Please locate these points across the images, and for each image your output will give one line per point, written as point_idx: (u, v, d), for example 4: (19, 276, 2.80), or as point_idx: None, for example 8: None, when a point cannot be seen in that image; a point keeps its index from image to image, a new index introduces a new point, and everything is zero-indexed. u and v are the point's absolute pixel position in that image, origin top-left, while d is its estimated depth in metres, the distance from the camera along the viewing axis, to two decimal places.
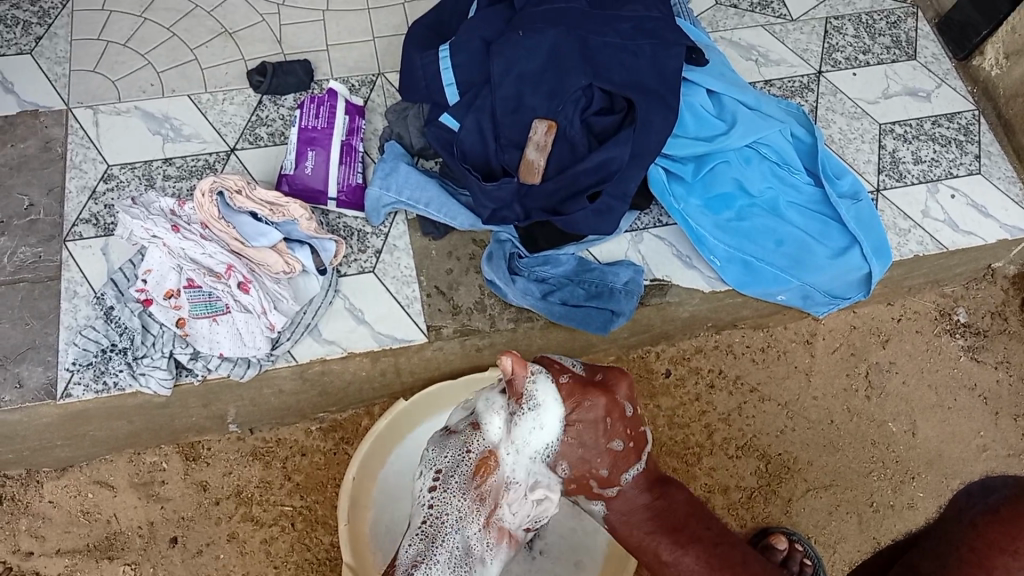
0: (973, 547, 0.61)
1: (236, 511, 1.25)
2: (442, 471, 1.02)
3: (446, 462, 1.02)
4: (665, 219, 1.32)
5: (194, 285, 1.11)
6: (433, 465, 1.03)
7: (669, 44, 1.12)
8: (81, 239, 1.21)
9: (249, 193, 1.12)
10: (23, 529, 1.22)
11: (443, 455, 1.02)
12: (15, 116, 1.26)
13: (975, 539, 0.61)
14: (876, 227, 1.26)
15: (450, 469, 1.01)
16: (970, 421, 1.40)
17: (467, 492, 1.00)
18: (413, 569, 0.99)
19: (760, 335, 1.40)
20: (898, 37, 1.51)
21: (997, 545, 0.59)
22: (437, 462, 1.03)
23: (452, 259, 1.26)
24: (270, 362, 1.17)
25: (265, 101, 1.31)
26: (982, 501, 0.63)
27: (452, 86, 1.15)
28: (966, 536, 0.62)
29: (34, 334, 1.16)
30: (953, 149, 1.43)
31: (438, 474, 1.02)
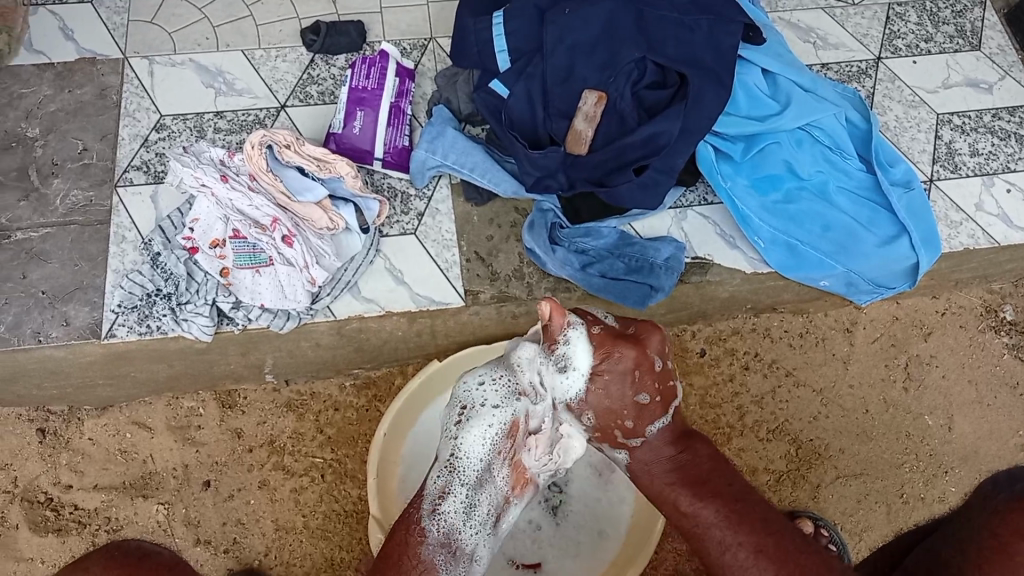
0: (995, 534, 0.60)
1: (268, 459, 1.28)
2: (472, 409, 0.95)
3: (471, 399, 0.95)
4: (711, 197, 1.30)
5: (239, 236, 1.13)
6: (462, 401, 0.96)
7: (727, 20, 1.10)
8: (131, 186, 1.23)
9: (297, 148, 1.13)
10: (63, 462, 1.26)
11: (485, 389, 0.95)
12: (74, 62, 1.29)
13: (999, 526, 0.60)
14: (928, 217, 1.23)
15: (489, 411, 0.94)
16: (1008, 421, 1.38)
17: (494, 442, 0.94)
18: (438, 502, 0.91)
19: (800, 320, 1.39)
20: (962, 27, 1.46)
21: (1020, 532, 0.58)
22: (472, 397, 0.95)
23: (493, 226, 1.26)
24: (309, 315, 1.18)
25: (317, 60, 1.32)
26: (1008, 495, 0.62)
27: (503, 53, 1.14)
28: (988, 524, 0.61)
29: (81, 276, 1.18)
30: (1013, 143, 1.39)
31: (464, 409, 0.95)
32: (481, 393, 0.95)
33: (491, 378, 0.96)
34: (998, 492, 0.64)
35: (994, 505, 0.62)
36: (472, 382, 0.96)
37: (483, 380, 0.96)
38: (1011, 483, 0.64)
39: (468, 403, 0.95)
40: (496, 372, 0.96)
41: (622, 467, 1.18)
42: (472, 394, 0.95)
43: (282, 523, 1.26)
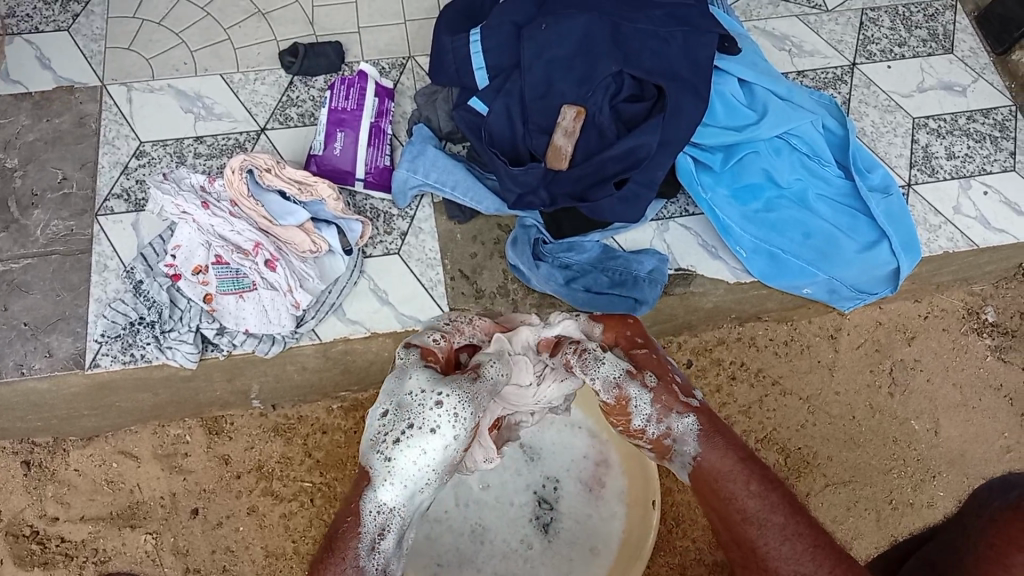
0: (991, 543, 0.60)
1: (257, 485, 1.26)
2: (417, 429, 0.70)
3: (424, 416, 0.70)
4: (693, 208, 1.32)
5: (222, 261, 1.14)
6: (408, 415, 0.71)
7: (703, 31, 1.12)
8: (112, 214, 1.23)
9: (278, 171, 1.13)
10: (49, 495, 1.24)
11: (455, 410, 0.71)
12: (51, 90, 1.28)
13: (994, 536, 0.60)
14: (906, 222, 1.25)
15: (455, 425, 0.71)
16: (993, 422, 1.39)
17: (445, 469, 0.72)
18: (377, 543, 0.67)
19: (784, 328, 1.38)
20: (935, 31, 1.48)
21: (1014, 543, 0.58)
22: (438, 411, 0.71)
23: (477, 243, 1.26)
24: (294, 339, 1.18)
25: (296, 81, 1.32)
26: (1002, 503, 0.61)
27: (481, 70, 1.14)
28: (984, 532, 0.61)
29: (64, 306, 1.18)
30: (988, 145, 1.41)
31: (410, 429, 0.70)
32: (438, 417, 0.70)
33: (456, 399, 0.71)
34: (993, 499, 0.63)
35: (989, 514, 0.62)
36: (428, 401, 0.71)
37: (445, 402, 0.71)
38: (1006, 490, 0.63)
39: (420, 423, 0.70)
40: (461, 388, 0.72)
41: (613, 482, 1.16)
42: (428, 415, 0.70)
43: (271, 551, 1.25)
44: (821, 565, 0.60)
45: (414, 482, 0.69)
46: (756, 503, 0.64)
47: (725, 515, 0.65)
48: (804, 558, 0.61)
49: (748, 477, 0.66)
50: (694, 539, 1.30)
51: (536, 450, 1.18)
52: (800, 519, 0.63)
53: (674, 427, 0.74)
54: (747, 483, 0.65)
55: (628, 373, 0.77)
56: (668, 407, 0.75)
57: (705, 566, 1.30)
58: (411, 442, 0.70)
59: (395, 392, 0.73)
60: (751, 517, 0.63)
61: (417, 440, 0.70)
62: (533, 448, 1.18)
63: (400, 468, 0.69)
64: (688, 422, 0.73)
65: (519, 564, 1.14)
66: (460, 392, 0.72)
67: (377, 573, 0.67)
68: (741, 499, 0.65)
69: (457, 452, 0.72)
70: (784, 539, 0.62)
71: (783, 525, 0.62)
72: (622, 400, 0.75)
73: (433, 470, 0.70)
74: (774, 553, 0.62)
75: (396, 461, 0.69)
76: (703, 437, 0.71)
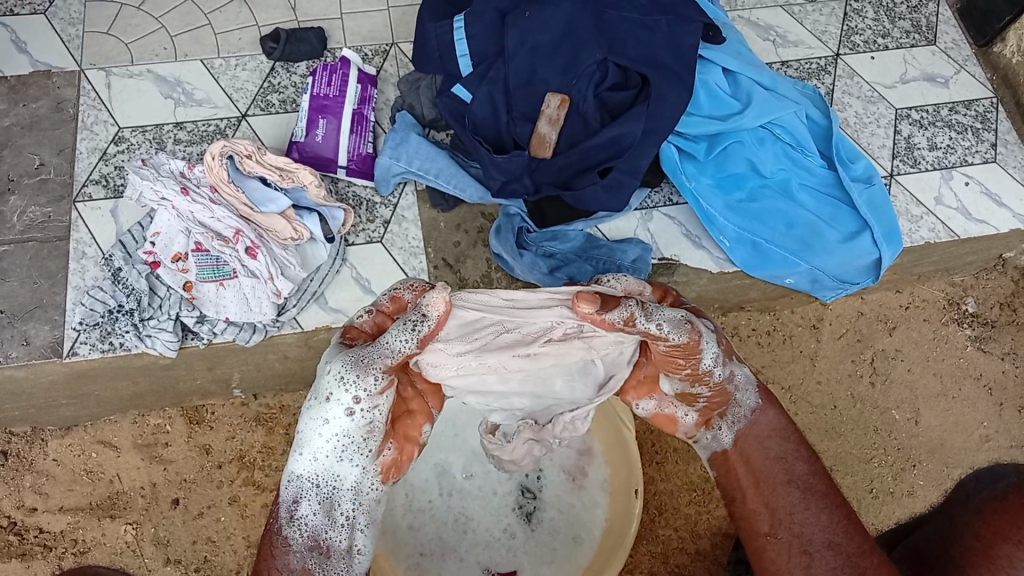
0: (978, 535, 0.61)
1: (238, 475, 1.25)
2: (314, 399, 0.73)
3: (317, 386, 0.73)
4: (676, 197, 1.31)
5: (202, 249, 1.12)
6: (311, 389, 0.74)
7: (687, 20, 1.11)
8: (90, 201, 1.21)
9: (259, 158, 1.13)
10: (27, 485, 1.22)
11: (337, 373, 0.72)
12: (28, 75, 1.26)
13: (980, 527, 0.61)
14: (889, 212, 1.25)
15: (336, 390, 0.72)
16: (973, 411, 1.40)
17: (367, 439, 0.73)
18: (292, 509, 0.74)
19: (767, 318, 1.39)
20: (918, 23, 1.48)
21: (1001, 534, 0.59)
22: (325, 375, 0.73)
23: (460, 232, 1.26)
24: (275, 328, 1.17)
25: (278, 68, 1.31)
26: (990, 492, 0.63)
27: (465, 57, 1.14)
28: (972, 523, 0.62)
29: (41, 293, 1.16)
30: (969, 136, 1.42)
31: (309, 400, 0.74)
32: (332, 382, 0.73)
33: (342, 365, 0.73)
34: (981, 489, 0.64)
35: (976, 504, 0.63)
36: (321, 370, 0.74)
37: (333, 367, 0.73)
38: (993, 481, 0.64)
39: (316, 392, 0.73)
40: (353, 354, 0.73)
41: (595, 471, 1.17)
42: (323, 385, 0.73)
43: (253, 541, 1.24)
44: (852, 538, 0.70)
45: (326, 455, 0.73)
46: (800, 470, 0.76)
47: (764, 479, 0.77)
48: (835, 527, 0.71)
49: (792, 444, 0.80)
50: (677, 527, 1.30)
51: None
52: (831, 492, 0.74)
53: (735, 375, 0.84)
54: (791, 462, 0.77)
55: (692, 314, 0.80)
56: (729, 352, 0.84)
57: (688, 555, 1.30)
58: (310, 414, 0.73)
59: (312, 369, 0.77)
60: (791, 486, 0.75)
61: (314, 411, 0.73)
62: None
63: (307, 440, 0.73)
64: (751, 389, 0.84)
65: (501, 550, 1.14)
66: (354, 359, 0.73)
67: (301, 537, 0.74)
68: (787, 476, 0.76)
69: (370, 416, 0.73)
70: (821, 508, 0.73)
71: (822, 493, 0.74)
72: (694, 336, 0.79)
73: (338, 437, 0.72)
74: (803, 517, 0.73)
75: (301, 433, 0.73)
76: (758, 395, 0.84)
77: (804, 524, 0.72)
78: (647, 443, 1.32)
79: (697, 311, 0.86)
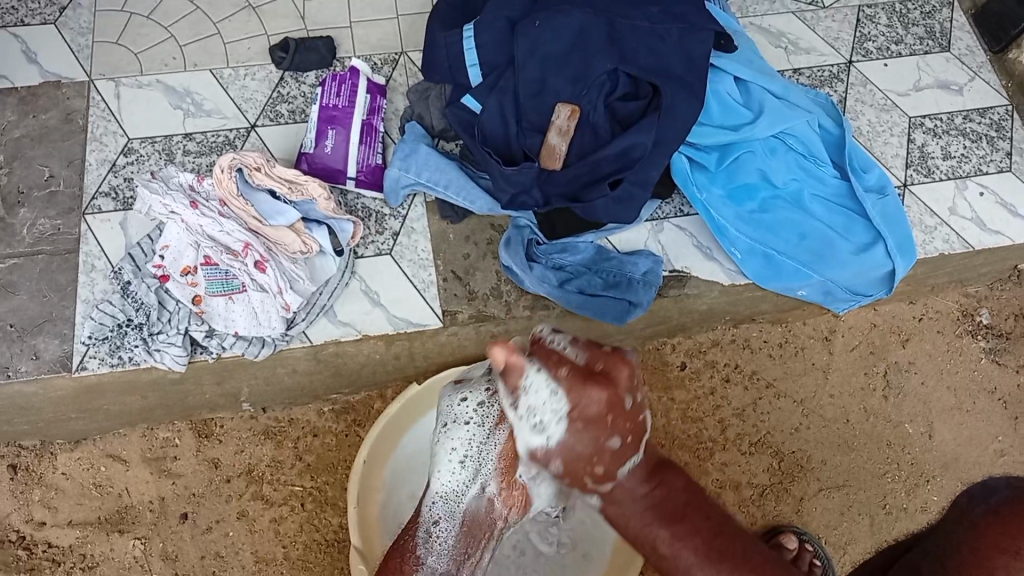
0: (974, 548, 0.59)
1: (247, 488, 1.24)
2: (455, 421, 0.96)
3: (456, 414, 0.97)
4: (687, 208, 1.31)
5: (211, 263, 1.13)
6: (446, 417, 0.98)
7: (697, 28, 1.11)
8: (100, 213, 1.21)
9: (268, 170, 1.12)
10: (36, 499, 1.22)
11: (467, 405, 0.96)
12: (38, 85, 1.27)
13: (976, 539, 0.60)
14: (902, 223, 1.24)
15: (477, 422, 0.95)
16: (988, 425, 1.38)
17: (492, 446, 0.92)
18: (432, 526, 0.92)
19: (778, 330, 1.38)
20: (931, 28, 1.47)
21: (998, 546, 0.58)
22: (449, 413, 0.98)
23: (469, 243, 1.25)
24: (284, 342, 1.17)
25: (287, 77, 1.31)
26: (988, 504, 0.61)
27: (474, 67, 1.13)
28: (966, 537, 0.60)
29: (50, 307, 1.16)
30: (984, 145, 1.40)
31: (443, 422, 0.98)
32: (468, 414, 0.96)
33: (473, 395, 0.97)
34: (977, 502, 0.62)
35: (970, 518, 0.61)
36: (456, 402, 0.98)
37: (468, 399, 0.97)
38: (987, 494, 0.62)
39: (453, 420, 0.97)
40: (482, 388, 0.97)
41: None
42: (458, 408, 0.97)
43: (261, 556, 1.23)
44: None
45: (459, 457, 0.94)
46: (688, 555, 0.71)
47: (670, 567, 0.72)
48: None
49: (662, 534, 0.73)
50: None
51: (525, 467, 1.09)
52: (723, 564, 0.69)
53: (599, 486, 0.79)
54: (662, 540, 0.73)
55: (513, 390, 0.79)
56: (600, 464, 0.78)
57: None
58: (451, 434, 0.96)
59: (446, 412, 0.99)
60: (649, 531, 0.75)
61: (452, 435, 0.96)
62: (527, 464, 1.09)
63: (456, 452, 0.95)
64: (556, 385, 0.77)
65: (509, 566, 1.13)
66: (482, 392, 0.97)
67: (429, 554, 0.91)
68: (668, 546, 0.73)
69: (489, 415, 0.94)
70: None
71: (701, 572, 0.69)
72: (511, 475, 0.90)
73: (467, 449, 0.94)
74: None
75: (444, 436, 0.97)
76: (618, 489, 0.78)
77: None
78: None
79: (614, 423, 0.77)
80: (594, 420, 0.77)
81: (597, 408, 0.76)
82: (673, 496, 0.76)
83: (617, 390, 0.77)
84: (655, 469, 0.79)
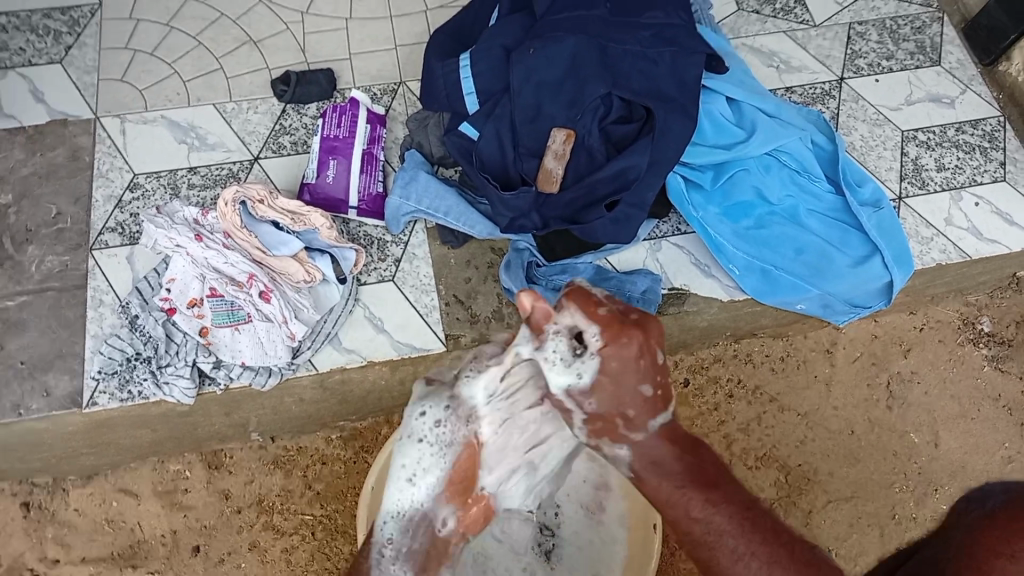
0: (969, 552, 0.54)
1: (258, 519, 1.25)
2: (414, 442, 0.82)
3: (416, 431, 0.82)
4: (684, 226, 1.33)
5: (216, 294, 1.14)
6: (403, 433, 0.83)
7: (690, 51, 1.13)
8: (107, 248, 1.23)
9: (271, 203, 1.15)
10: (49, 536, 1.22)
11: (426, 423, 0.82)
12: (45, 124, 1.29)
13: (973, 543, 0.55)
14: (898, 236, 1.25)
15: (437, 446, 0.82)
16: (993, 433, 1.38)
17: (450, 459, 0.82)
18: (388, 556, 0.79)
19: (780, 343, 1.39)
20: (922, 43, 1.49)
21: (994, 550, 0.53)
22: (416, 430, 0.82)
23: (471, 267, 1.27)
24: (291, 370, 1.18)
25: (289, 109, 1.33)
26: (980, 510, 0.56)
27: (472, 95, 1.15)
28: (963, 540, 0.55)
29: (61, 343, 1.18)
30: (978, 156, 1.42)
31: (400, 440, 0.83)
32: (429, 427, 0.82)
33: (438, 411, 0.83)
34: (970, 508, 0.57)
35: (965, 522, 0.56)
36: (414, 414, 0.83)
37: (428, 412, 0.83)
38: (983, 498, 0.58)
39: (410, 433, 0.82)
40: (442, 400, 0.84)
41: (614, 505, 1.10)
42: (415, 424, 0.83)
43: None
44: None
45: (416, 472, 0.81)
46: (722, 520, 0.67)
47: (696, 542, 0.68)
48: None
49: (688, 503, 0.69)
50: None
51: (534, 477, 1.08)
52: (756, 538, 0.66)
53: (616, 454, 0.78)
54: (689, 508, 0.69)
55: (574, 332, 0.78)
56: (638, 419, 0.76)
57: None
58: (407, 453, 0.82)
59: (405, 428, 0.83)
60: (671, 498, 0.71)
61: (406, 449, 0.82)
62: None
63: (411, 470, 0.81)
64: (591, 353, 0.76)
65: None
66: (439, 404, 0.84)
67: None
68: (699, 511, 0.68)
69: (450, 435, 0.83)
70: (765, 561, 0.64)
71: (734, 548, 0.66)
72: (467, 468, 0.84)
73: (426, 466, 0.81)
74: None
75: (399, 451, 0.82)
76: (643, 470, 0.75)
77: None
78: None
79: (648, 373, 0.75)
80: (625, 368, 0.75)
81: (622, 363, 0.75)
82: (704, 466, 0.73)
83: (649, 338, 0.76)
84: (692, 441, 0.76)
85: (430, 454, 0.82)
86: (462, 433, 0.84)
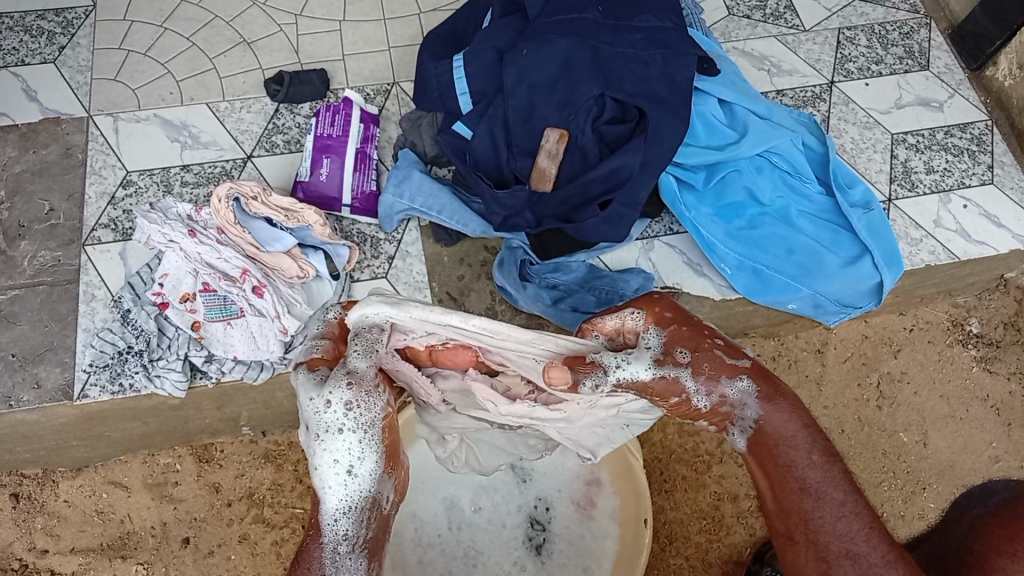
0: (971, 550, 0.57)
1: (248, 512, 1.25)
2: (335, 433, 0.68)
3: (327, 420, 0.68)
4: (677, 226, 1.34)
5: (209, 289, 1.15)
6: (313, 427, 0.68)
7: (680, 53, 1.13)
8: (100, 244, 1.23)
9: (265, 200, 1.15)
10: (38, 527, 1.22)
11: (346, 406, 0.68)
12: (38, 122, 1.29)
13: (974, 542, 0.57)
14: (888, 236, 1.26)
15: (365, 419, 0.68)
16: (981, 432, 1.39)
17: (371, 435, 0.69)
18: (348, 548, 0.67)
19: (771, 343, 1.39)
20: (911, 48, 1.51)
21: (995, 549, 0.55)
22: (336, 419, 0.68)
23: (463, 265, 1.28)
24: (282, 365, 1.17)
25: (282, 109, 1.33)
26: (982, 508, 0.58)
27: (465, 95, 1.16)
28: (967, 539, 0.57)
29: (52, 336, 1.18)
30: (966, 159, 1.43)
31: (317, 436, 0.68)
32: (341, 416, 0.68)
33: (344, 392, 0.68)
34: (973, 505, 0.59)
35: (969, 521, 0.58)
36: (319, 405, 0.68)
37: (333, 397, 0.68)
38: (985, 495, 0.59)
39: (323, 429, 0.68)
40: (346, 374, 0.69)
41: (604, 501, 1.10)
42: (326, 417, 0.68)
43: None
44: (876, 549, 0.58)
45: (343, 464, 0.68)
46: (836, 476, 0.62)
47: (796, 487, 0.62)
48: (856, 538, 0.59)
49: (811, 446, 0.63)
50: (688, 556, 1.30)
51: (527, 471, 1.13)
52: (863, 505, 0.61)
53: (728, 393, 0.68)
54: (807, 454, 0.63)
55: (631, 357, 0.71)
56: (715, 374, 0.68)
57: None
58: (323, 447, 0.68)
59: (317, 420, 0.68)
60: (775, 438, 0.66)
61: (324, 444, 0.68)
62: (525, 469, 1.13)
63: (341, 459, 0.68)
64: (647, 330, 0.73)
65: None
66: (347, 381, 0.68)
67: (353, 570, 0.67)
68: (814, 459, 0.62)
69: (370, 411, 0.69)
70: (866, 523, 0.59)
71: (842, 502, 0.60)
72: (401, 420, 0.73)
73: (353, 451, 0.68)
74: (827, 528, 0.59)
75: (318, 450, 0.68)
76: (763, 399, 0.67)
77: (827, 529, 0.59)
78: (656, 474, 1.32)
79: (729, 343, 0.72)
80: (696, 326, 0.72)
81: (682, 315, 0.73)
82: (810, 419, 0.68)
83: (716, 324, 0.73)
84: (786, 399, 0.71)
85: (353, 439, 0.68)
86: (379, 407, 0.69)
